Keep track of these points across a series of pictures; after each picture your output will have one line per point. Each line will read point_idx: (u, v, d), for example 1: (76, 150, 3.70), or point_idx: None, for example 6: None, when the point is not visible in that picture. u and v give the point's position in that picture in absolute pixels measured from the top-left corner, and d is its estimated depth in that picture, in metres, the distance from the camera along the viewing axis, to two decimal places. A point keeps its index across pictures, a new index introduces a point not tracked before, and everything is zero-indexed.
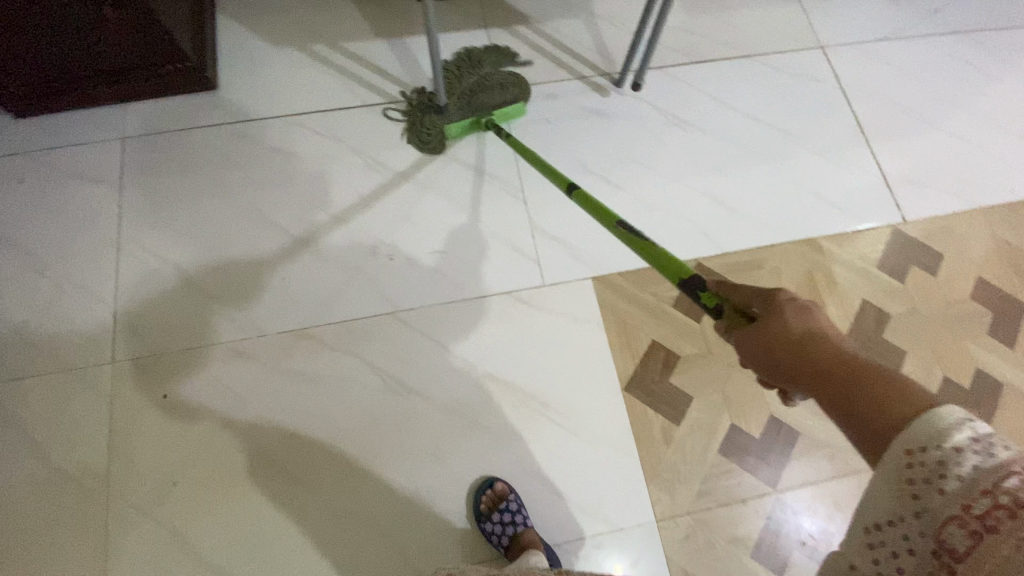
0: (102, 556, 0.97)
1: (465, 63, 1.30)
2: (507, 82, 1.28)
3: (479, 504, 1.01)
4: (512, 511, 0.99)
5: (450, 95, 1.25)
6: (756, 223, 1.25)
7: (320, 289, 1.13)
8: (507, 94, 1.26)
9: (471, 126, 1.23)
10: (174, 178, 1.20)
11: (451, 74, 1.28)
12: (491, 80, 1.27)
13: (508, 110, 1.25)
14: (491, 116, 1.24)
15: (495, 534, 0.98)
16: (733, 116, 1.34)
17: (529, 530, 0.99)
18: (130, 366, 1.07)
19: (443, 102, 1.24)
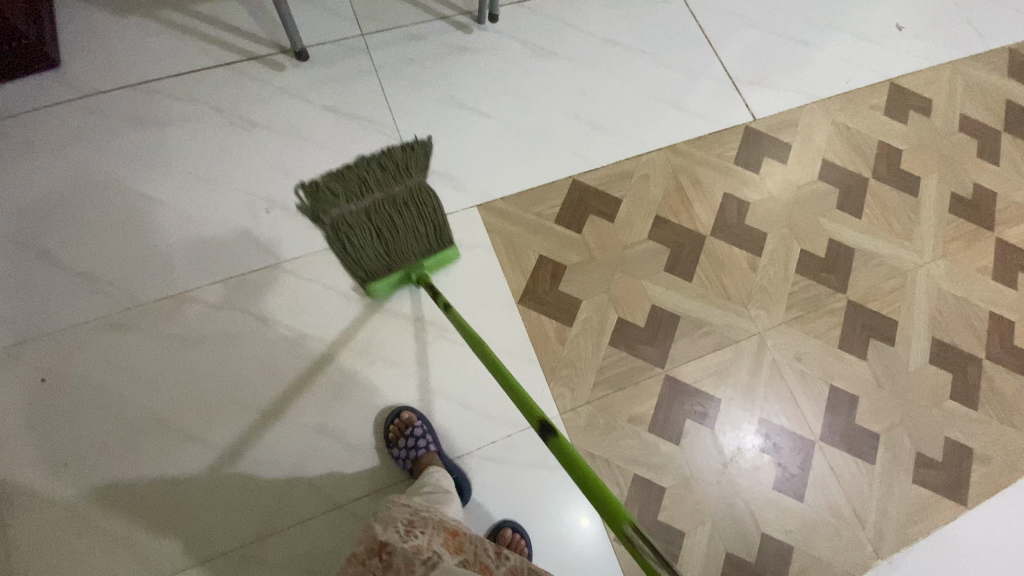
0: (0, 544, 0.94)
1: (400, 181, 1.14)
2: (425, 188, 1.13)
3: (388, 431, 1.04)
4: (416, 435, 1.01)
5: (379, 230, 1.07)
6: (623, 136, 1.33)
7: (200, 251, 1.11)
8: (429, 202, 1.11)
9: (399, 279, 1.09)
10: (25, 162, 1.14)
11: (362, 178, 1.13)
12: (424, 212, 1.10)
13: (442, 255, 1.11)
14: (422, 267, 1.09)
15: (400, 457, 1.00)
16: (592, 41, 1.41)
17: (433, 454, 1.00)
18: (4, 354, 1.02)
19: (365, 228, 1.07)
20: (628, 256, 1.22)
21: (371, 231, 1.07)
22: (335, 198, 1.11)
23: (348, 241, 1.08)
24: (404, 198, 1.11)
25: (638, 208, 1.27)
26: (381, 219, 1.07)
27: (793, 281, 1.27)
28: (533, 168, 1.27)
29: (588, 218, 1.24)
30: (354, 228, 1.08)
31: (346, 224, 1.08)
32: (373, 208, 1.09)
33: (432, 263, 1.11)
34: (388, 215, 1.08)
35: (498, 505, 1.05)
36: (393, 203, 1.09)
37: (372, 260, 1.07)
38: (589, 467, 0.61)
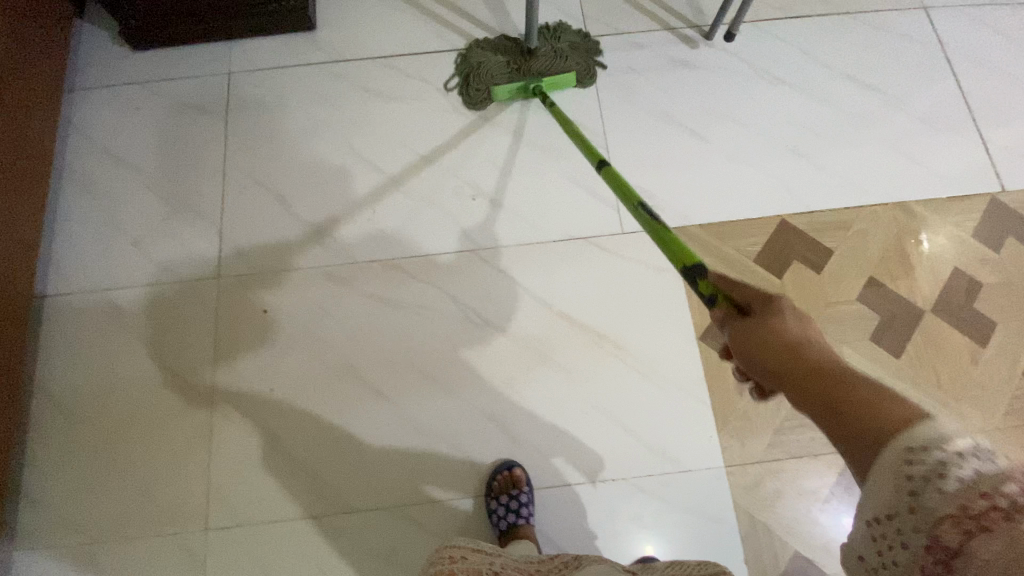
0: (206, 445, 1.06)
1: (548, 41, 1.28)
2: (566, 54, 1.27)
3: (492, 483, 1.02)
4: (520, 501, 0.99)
5: (513, 61, 1.26)
6: (843, 184, 1.22)
7: (407, 224, 1.19)
8: (563, 66, 1.26)
9: (519, 90, 1.24)
10: (272, 114, 1.26)
11: (514, 44, 1.28)
12: (556, 57, 1.26)
13: (557, 82, 1.25)
14: (540, 84, 1.23)
15: (497, 514, 0.98)
16: (826, 75, 1.30)
17: (526, 526, 0.99)
18: (234, 281, 1.15)
19: (503, 60, 1.26)
20: (827, 315, 1.13)
21: (506, 64, 1.26)
22: (482, 40, 1.29)
23: (487, 64, 1.26)
24: (545, 54, 1.26)
25: (847, 266, 1.16)
26: (518, 61, 1.26)
27: (1019, 385, 1.10)
28: (740, 201, 1.21)
29: (790, 266, 1.16)
30: (493, 67, 1.26)
31: (489, 61, 1.26)
32: (516, 54, 1.27)
33: (548, 86, 1.24)
34: (526, 56, 1.26)
35: (644, 544, 1.01)
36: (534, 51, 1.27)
37: (500, 74, 1.26)
38: (627, 183, 0.83)
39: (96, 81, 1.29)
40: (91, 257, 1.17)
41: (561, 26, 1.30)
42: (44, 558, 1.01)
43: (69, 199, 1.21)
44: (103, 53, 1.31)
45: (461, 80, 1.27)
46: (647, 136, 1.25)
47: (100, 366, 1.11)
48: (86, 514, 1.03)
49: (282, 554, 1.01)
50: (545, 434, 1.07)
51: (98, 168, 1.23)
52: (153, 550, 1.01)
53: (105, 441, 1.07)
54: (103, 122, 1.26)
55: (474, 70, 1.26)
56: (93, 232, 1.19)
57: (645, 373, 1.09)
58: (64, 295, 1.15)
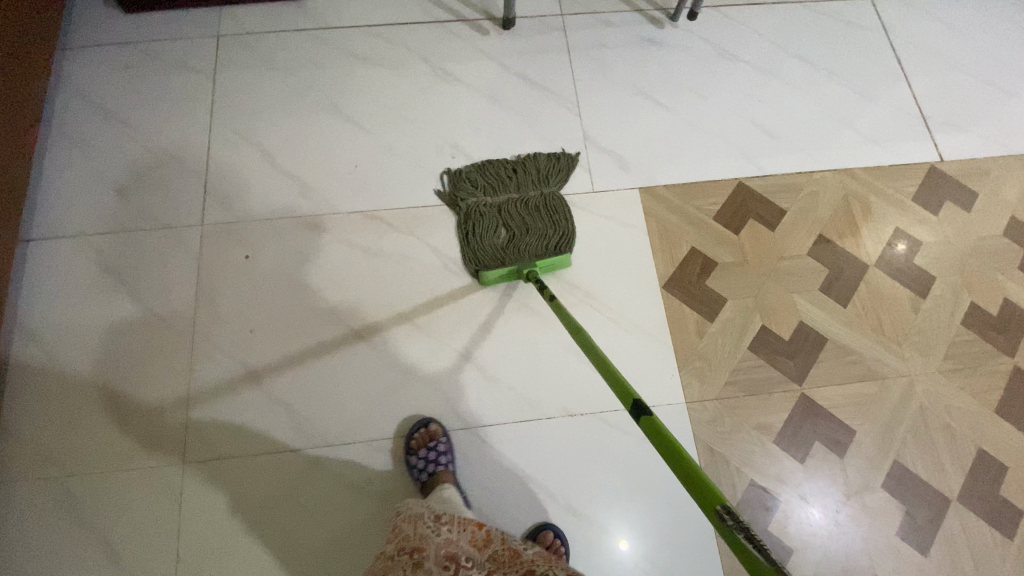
0: (186, 381, 1.09)
1: (534, 184, 1.24)
2: (558, 202, 1.22)
3: (411, 440, 1.06)
4: (439, 450, 1.03)
5: (507, 222, 1.20)
6: (797, 151, 1.32)
7: (388, 179, 1.24)
8: (557, 229, 1.20)
9: (509, 274, 1.15)
10: (258, 75, 1.31)
11: (505, 178, 1.24)
12: (550, 219, 1.20)
13: (553, 263, 1.16)
14: (535, 266, 1.14)
15: (417, 467, 1.02)
16: (780, 55, 1.41)
17: (446, 475, 1.02)
18: (216, 228, 1.18)
19: (494, 210, 1.21)
20: (782, 268, 1.21)
21: (501, 237, 1.19)
22: (471, 185, 1.23)
23: (478, 224, 1.19)
24: (535, 203, 1.22)
25: (799, 224, 1.25)
26: (511, 221, 1.20)
27: (956, 331, 1.20)
28: (702, 164, 1.29)
29: (747, 223, 1.24)
30: (484, 215, 1.20)
31: (480, 212, 1.20)
32: (507, 206, 1.21)
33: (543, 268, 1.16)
34: (518, 215, 1.20)
35: (608, 474, 1.07)
36: (525, 208, 1.21)
37: (491, 230, 1.19)
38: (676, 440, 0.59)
39: (87, 40, 1.34)
40: (78, 203, 1.20)
41: (553, 166, 1.26)
42: (21, 488, 1.03)
43: (58, 149, 1.25)
44: (95, 15, 1.36)
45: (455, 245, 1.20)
46: (617, 105, 1.34)
47: (84, 306, 1.14)
48: (63, 449, 1.05)
49: (260, 486, 1.04)
50: (517, 373, 1.12)
51: (87, 121, 1.27)
52: (130, 481, 1.04)
53: (85, 378, 1.09)
54: (94, 78, 1.31)
55: (468, 230, 1.19)
56: (80, 181, 1.22)
57: (612, 318, 1.16)
58: (48, 240, 1.18)
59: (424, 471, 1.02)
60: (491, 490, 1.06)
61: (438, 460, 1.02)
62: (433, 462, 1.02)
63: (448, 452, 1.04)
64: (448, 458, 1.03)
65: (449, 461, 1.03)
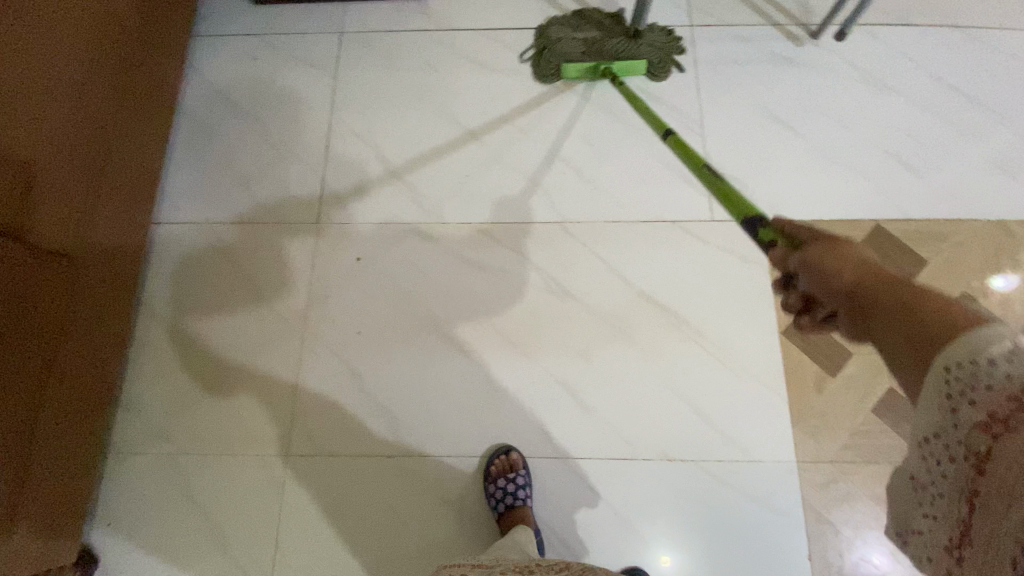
0: (294, 377, 1.12)
1: (625, 31, 1.28)
2: (644, 41, 1.26)
3: (490, 467, 1.05)
4: (517, 483, 1.00)
5: (589, 40, 1.27)
6: (945, 194, 1.19)
7: (498, 191, 1.22)
8: (636, 49, 1.25)
9: (589, 70, 1.25)
10: (378, 74, 1.32)
11: (594, 24, 1.29)
12: (632, 45, 1.26)
13: (629, 65, 1.25)
14: (612, 66, 1.24)
15: (494, 496, 1.00)
16: (934, 84, 1.27)
17: (523, 508, 1.00)
18: (330, 227, 1.21)
19: (579, 39, 1.27)
20: None
21: (581, 44, 1.27)
22: (561, 23, 1.30)
23: (563, 39, 1.28)
24: (623, 32, 1.27)
25: (940, 277, 1.13)
26: (594, 33, 1.27)
27: None
28: (835, 200, 1.19)
29: (880, 271, 1.14)
30: (569, 41, 1.27)
31: (565, 38, 1.28)
32: (593, 36, 1.27)
33: (618, 70, 1.25)
34: (602, 38, 1.27)
35: (703, 523, 1.02)
36: (609, 34, 1.27)
37: (574, 47, 1.26)
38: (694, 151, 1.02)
39: (219, 30, 1.38)
40: (203, 192, 1.25)
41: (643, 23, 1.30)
42: (141, 459, 1.10)
43: (188, 137, 1.30)
44: (227, 5, 1.39)
45: (534, 51, 1.30)
46: (744, 128, 1.25)
47: (204, 293, 1.19)
48: (179, 427, 1.12)
49: (356, 488, 1.07)
50: (615, 406, 1.08)
51: (216, 111, 1.31)
52: (236, 465, 1.09)
53: (201, 362, 1.15)
54: (223, 69, 1.35)
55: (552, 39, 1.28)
56: (206, 170, 1.27)
57: (722, 361, 1.09)
58: (174, 223, 1.23)
59: (500, 503, 1.00)
60: (578, 522, 1.04)
61: (515, 493, 1.00)
62: (509, 494, 1.00)
63: (526, 486, 1.01)
64: (525, 492, 1.00)
65: (526, 496, 1.00)
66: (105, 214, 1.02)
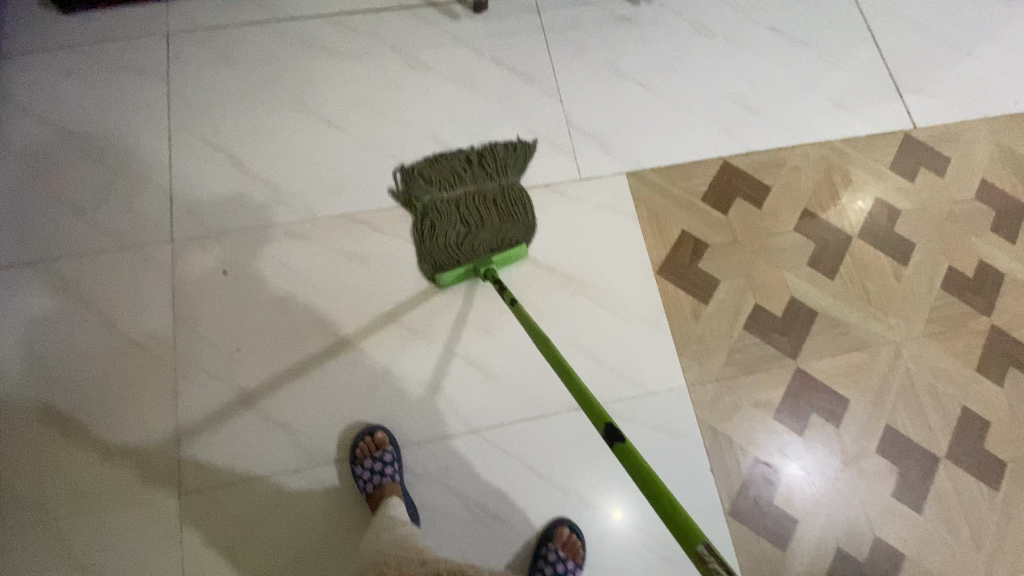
0: (173, 408, 1.04)
1: (493, 182, 1.21)
2: (516, 193, 1.20)
3: (357, 449, 1.04)
4: (383, 461, 1.00)
5: (467, 217, 1.17)
6: (777, 125, 1.32)
7: (369, 180, 1.19)
8: (512, 222, 1.18)
9: (466, 273, 1.11)
10: (215, 72, 1.22)
11: (457, 174, 1.21)
12: (508, 213, 1.19)
13: (510, 256, 1.13)
14: (491, 261, 1.10)
15: (362, 478, 1.00)
16: (755, 27, 1.39)
17: (391, 484, 0.99)
18: (188, 241, 1.11)
19: (455, 226, 1.17)
20: (769, 244, 1.22)
21: (456, 233, 1.16)
22: (426, 181, 1.20)
23: (436, 221, 1.16)
24: (493, 196, 1.19)
25: (784, 200, 1.26)
26: (468, 216, 1.17)
27: (935, 295, 1.24)
28: (686, 143, 1.28)
29: (733, 202, 1.25)
30: (442, 213, 1.17)
31: (435, 211, 1.17)
32: (463, 200, 1.18)
33: (500, 261, 1.13)
34: (475, 209, 1.17)
35: (615, 459, 1.08)
36: (483, 203, 1.19)
37: (450, 236, 1.16)
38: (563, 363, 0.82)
39: (26, 47, 1.24)
40: (33, 226, 1.12)
41: (506, 163, 1.22)
42: (7, 534, 0.97)
43: (7, 168, 1.16)
44: (32, 20, 1.26)
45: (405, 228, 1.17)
46: (597, 87, 1.31)
47: (54, 337, 1.07)
48: (49, 487, 1.00)
49: (263, 508, 1.01)
50: (519, 370, 1.11)
51: (35, 136, 1.18)
52: (125, 514, 0.99)
53: (64, 413, 1.04)
54: (35, 89, 1.21)
55: (424, 229, 1.16)
56: (33, 201, 1.14)
57: (609, 307, 1.15)
58: (4, 266, 1.09)
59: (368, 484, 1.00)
60: (500, 489, 1.05)
61: (378, 469, 1.00)
62: (374, 473, 1.00)
63: (392, 461, 1.01)
64: (393, 468, 1.01)
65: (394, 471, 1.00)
66: None
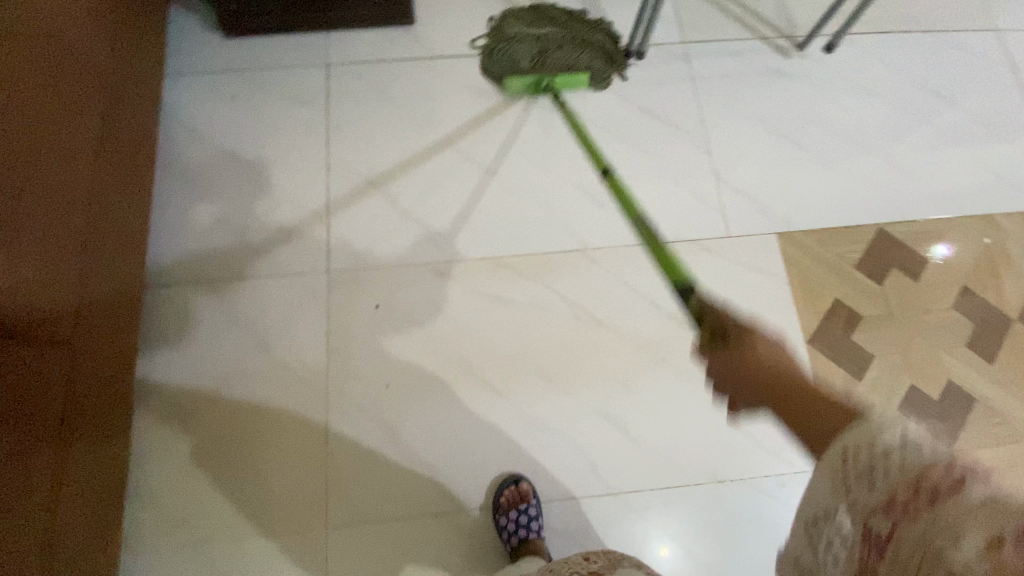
0: (322, 441, 1.05)
1: (579, 31, 1.31)
2: (592, 49, 1.29)
3: (498, 499, 1.02)
4: (529, 516, 0.99)
5: (542, 44, 1.28)
6: (934, 194, 1.26)
7: (515, 222, 1.19)
8: (580, 67, 1.28)
9: (533, 84, 1.25)
10: (374, 110, 1.26)
11: (551, 18, 1.31)
12: (579, 56, 1.28)
13: (572, 81, 1.25)
14: (554, 79, 1.24)
15: (507, 530, 0.98)
16: (912, 88, 1.34)
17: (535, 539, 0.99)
18: (343, 275, 1.14)
19: (530, 46, 1.28)
20: (925, 321, 1.17)
21: (530, 50, 1.28)
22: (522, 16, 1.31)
23: (515, 46, 1.28)
24: (574, 43, 1.29)
25: (942, 275, 1.20)
26: (546, 36, 1.29)
27: None
28: (839, 207, 1.23)
29: (888, 273, 1.19)
30: (524, 33, 1.29)
31: (519, 38, 1.29)
32: (546, 40, 1.29)
33: (562, 82, 1.24)
34: (552, 49, 1.28)
35: (759, 537, 1.04)
36: (562, 40, 1.29)
37: (525, 56, 1.28)
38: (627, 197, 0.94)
39: (190, 68, 1.27)
40: (195, 248, 1.15)
41: (594, 28, 1.31)
42: (161, 555, 1.00)
43: (171, 188, 1.19)
44: (194, 39, 1.28)
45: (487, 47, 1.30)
46: (748, 140, 1.27)
47: (209, 358, 1.09)
48: (201, 511, 1.02)
49: (405, 551, 1.01)
50: (661, 433, 1.08)
51: (199, 158, 1.21)
52: (272, 543, 1.01)
53: (217, 436, 1.06)
54: (200, 112, 1.24)
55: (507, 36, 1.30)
56: (196, 223, 1.17)
57: None
58: (167, 287, 1.12)
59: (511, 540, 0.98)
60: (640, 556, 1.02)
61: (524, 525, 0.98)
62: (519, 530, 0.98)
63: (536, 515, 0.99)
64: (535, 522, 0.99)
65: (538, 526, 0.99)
66: (96, 291, 0.92)
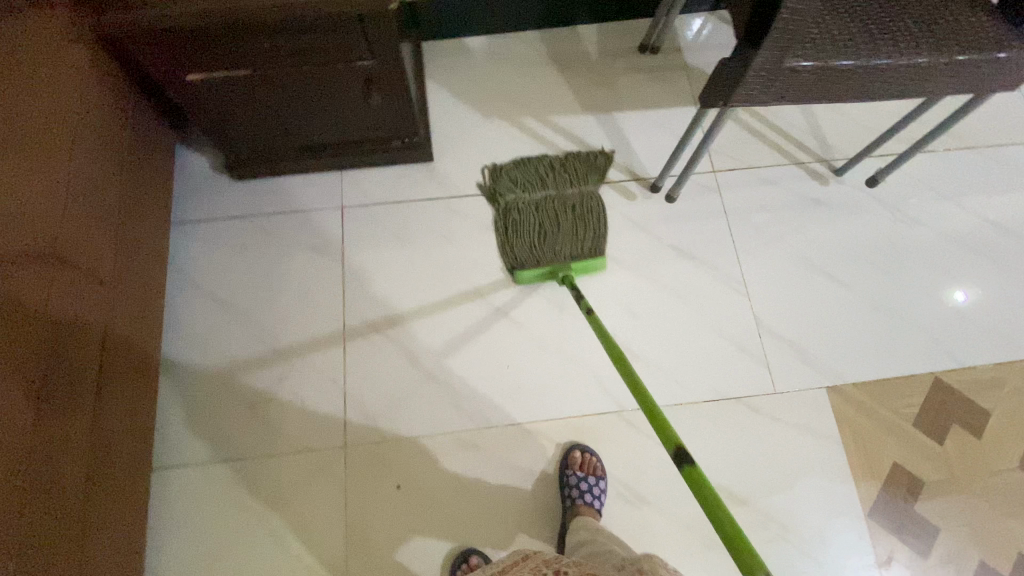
0: None
1: (574, 195, 1.23)
2: (593, 216, 1.21)
3: None
4: None
5: (543, 225, 1.19)
6: (995, 334, 1.17)
7: (545, 382, 1.12)
8: (590, 233, 1.19)
9: (544, 275, 1.16)
10: (393, 257, 1.19)
11: (545, 180, 1.23)
12: (586, 228, 1.19)
13: (587, 265, 1.16)
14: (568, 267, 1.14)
15: None
16: (961, 216, 1.26)
17: (571, 508, 1.00)
18: (367, 451, 1.07)
19: (530, 233, 1.19)
20: (992, 486, 1.08)
21: (536, 231, 1.19)
22: (512, 203, 1.22)
23: (517, 241, 1.18)
24: (574, 204, 1.21)
25: (1008, 430, 1.11)
26: (545, 240, 1.18)
27: None
28: (890, 354, 1.15)
29: (949, 430, 1.11)
30: (524, 216, 1.20)
31: (518, 228, 1.19)
32: (544, 205, 1.21)
33: (577, 268, 1.15)
34: (554, 219, 1.19)
35: None
36: (558, 216, 1.20)
37: (527, 233, 1.19)
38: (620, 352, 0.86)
39: (199, 214, 1.21)
40: (209, 422, 1.08)
41: (584, 200, 1.22)
42: None
43: (180, 351, 1.12)
44: (204, 182, 1.23)
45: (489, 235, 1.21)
46: (790, 281, 1.20)
47: (222, 552, 1.01)
48: None
49: None
50: None
51: (208, 316, 1.14)
52: None
53: None
54: (209, 263, 1.18)
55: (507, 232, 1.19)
56: (207, 392, 1.10)
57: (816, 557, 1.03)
58: (176, 469, 1.05)
59: None
60: None
61: None
62: None
63: None
64: None
65: None
66: (105, 515, 0.85)
